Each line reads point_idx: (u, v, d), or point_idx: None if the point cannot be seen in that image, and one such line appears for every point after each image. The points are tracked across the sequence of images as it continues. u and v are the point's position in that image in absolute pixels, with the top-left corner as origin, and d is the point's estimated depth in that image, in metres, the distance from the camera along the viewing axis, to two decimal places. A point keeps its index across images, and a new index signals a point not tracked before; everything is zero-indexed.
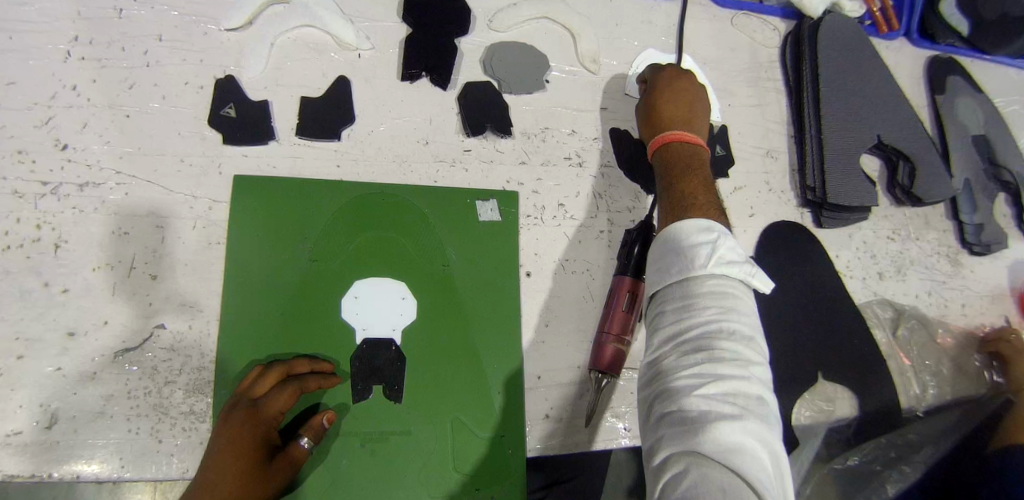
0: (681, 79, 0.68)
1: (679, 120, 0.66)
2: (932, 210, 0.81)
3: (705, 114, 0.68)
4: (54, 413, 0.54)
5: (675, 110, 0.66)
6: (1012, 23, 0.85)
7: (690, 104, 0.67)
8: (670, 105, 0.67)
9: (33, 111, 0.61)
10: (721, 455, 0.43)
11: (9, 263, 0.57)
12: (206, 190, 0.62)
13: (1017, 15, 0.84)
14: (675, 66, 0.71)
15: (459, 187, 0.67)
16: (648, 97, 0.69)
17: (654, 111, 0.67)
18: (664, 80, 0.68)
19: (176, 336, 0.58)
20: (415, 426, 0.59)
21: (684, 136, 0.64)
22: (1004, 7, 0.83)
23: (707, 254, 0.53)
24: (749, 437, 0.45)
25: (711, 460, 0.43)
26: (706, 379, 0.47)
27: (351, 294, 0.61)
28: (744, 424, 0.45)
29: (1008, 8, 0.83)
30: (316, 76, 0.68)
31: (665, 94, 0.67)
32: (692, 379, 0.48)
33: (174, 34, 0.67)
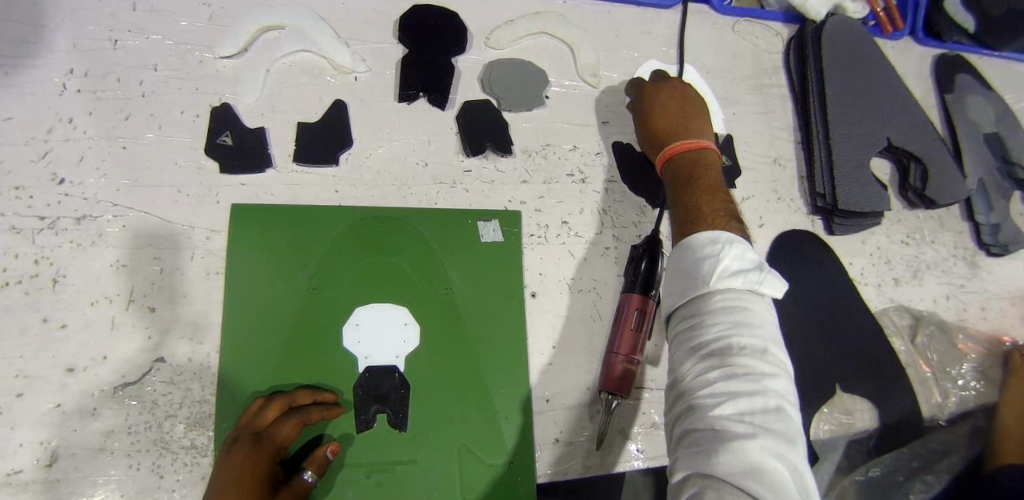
0: (669, 88, 0.68)
1: (675, 127, 0.65)
2: (946, 212, 0.79)
3: (706, 120, 0.66)
4: (55, 451, 0.53)
5: (670, 118, 0.65)
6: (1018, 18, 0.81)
7: (684, 109, 0.66)
8: (663, 115, 0.66)
9: (29, 146, 0.61)
10: (737, 476, 0.41)
11: (8, 299, 0.57)
12: (204, 220, 0.61)
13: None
14: (660, 78, 0.70)
15: (460, 208, 0.66)
16: (639, 111, 0.68)
17: (649, 125, 0.66)
18: (650, 91, 0.68)
19: (177, 369, 0.57)
20: (422, 455, 0.57)
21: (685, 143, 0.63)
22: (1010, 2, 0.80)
23: (713, 266, 0.51)
24: (767, 456, 0.42)
25: (727, 481, 0.41)
26: (721, 397, 0.46)
27: (352, 321, 0.60)
28: (762, 442, 0.43)
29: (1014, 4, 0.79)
30: (313, 101, 0.68)
31: (653, 105, 0.67)
32: (707, 398, 0.46)
33: (170, 64, 0.66)
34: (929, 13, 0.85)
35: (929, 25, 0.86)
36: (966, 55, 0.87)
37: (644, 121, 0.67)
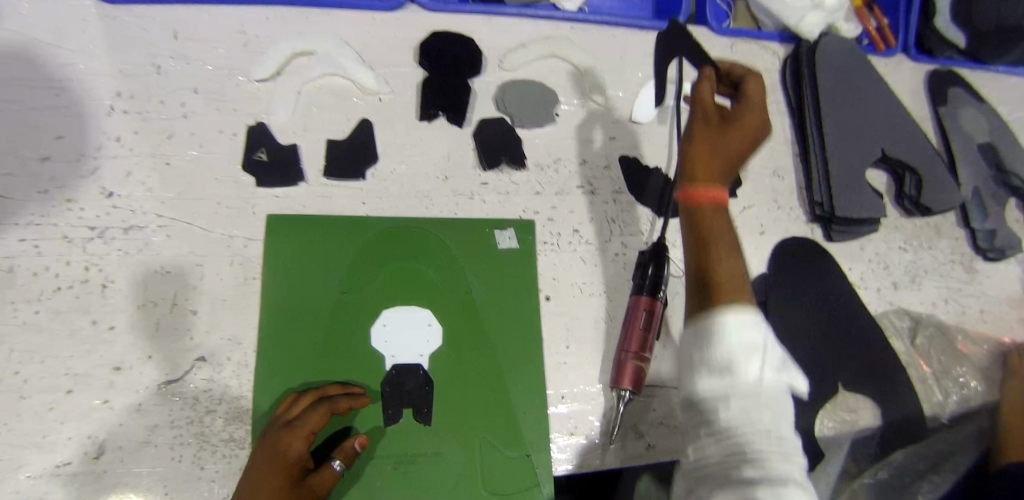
0: (759, 122, 0.60)
1: (727, 167, 0.59)
2: (942, 219, 0.82)
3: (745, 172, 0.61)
4: (102, 444, 0.57)
5: (733, 154, 0.59)
6: (1007, 32, 0.87)
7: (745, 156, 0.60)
8: (730, 146, 0.59)
9: (80, 163, 0.67)
10: None
11: (60, 303, 0.61)
12: (241, 229, 0.66)
13: (1012, 23, 0.86)
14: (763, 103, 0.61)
15: (479, 218, 0.71)
16: (718, 126, 0.60)
17: (712, 145, 0.58)
18: (746, 115, 0.60)
19: (216, 367, 0.60)
20: (446, 447, 0.61)
21: (718, 190, 0.57)
22: (999, 16, 0.86)
23: (749, 353, 0.48)
24: None
25: None
26: (758, 480, 0.44)
27: (379, 323, 0.64)
28: None
29: (1003, 18, 0.86)
30: (340, 120, 0.73)
31: (735, 130, 0.59)
32: (741, 485, 0.45)
33: (209, 88, 0.72)
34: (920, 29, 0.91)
35: (922, 42, 0.91)
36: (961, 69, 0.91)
37: (711, 137, 0.59)
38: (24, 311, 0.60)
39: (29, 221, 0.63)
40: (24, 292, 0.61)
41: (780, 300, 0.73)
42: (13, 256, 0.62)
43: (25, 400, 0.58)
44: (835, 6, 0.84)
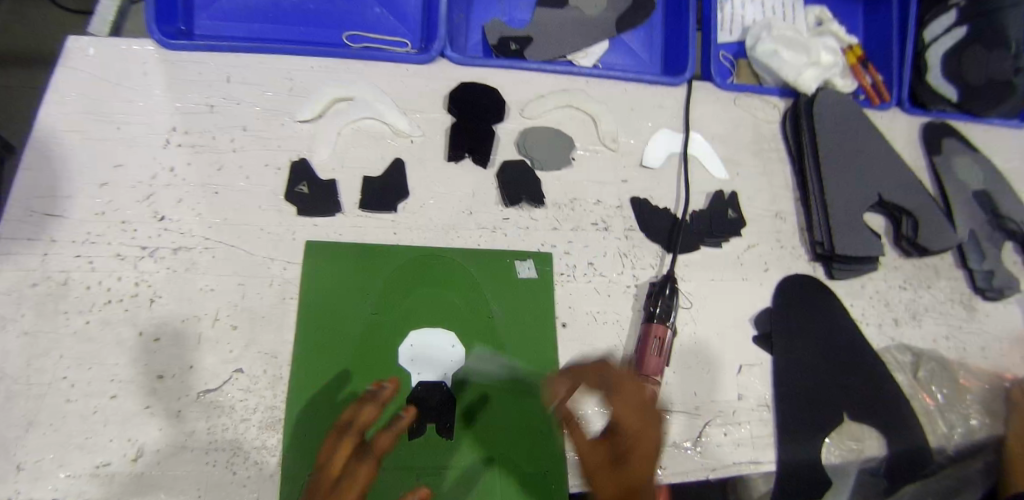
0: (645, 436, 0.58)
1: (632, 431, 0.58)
2: (941, 260, 0.86)
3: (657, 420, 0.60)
4: (141, 447, 0.61)
5: (643, 454, 0.57)
6: (997, 88, 0.96)
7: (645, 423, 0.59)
8: (621, 433, 0.59)
9: (137, 189, 0.73)
10: None
11: (110, 314, 0.66)
12: (282, 253, 0.72)
13: (1000, 79, 0.95)
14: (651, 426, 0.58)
15: (500, 249, 0.76)
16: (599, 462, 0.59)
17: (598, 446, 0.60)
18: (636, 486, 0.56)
19: (253, 378, 0.64)
20: (466, 461, 0.64)
21: None
22: (988, 73, 0.95)
23: None
24: None
25: None
26: None
27: (407, 342, 0.68)
28: None
29: (992, 74, 0.95)
30: (375, 159, 0.80)
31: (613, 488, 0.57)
32: None
33: (257, 126, 0.79)
34: (915, 85, 0.98)
35: (916, 96, 0.99)
36: (955, 121, 0.98)
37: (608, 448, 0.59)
38: (76, 320, 0.65)
39: (87, 239, 0.69)
40: (78, 303, 0.66)
41: (784, 332, 0.76)
42: (71, 271, 0.67)
43: (71, 403, 0.62)
44: (830, 63, 0.93)
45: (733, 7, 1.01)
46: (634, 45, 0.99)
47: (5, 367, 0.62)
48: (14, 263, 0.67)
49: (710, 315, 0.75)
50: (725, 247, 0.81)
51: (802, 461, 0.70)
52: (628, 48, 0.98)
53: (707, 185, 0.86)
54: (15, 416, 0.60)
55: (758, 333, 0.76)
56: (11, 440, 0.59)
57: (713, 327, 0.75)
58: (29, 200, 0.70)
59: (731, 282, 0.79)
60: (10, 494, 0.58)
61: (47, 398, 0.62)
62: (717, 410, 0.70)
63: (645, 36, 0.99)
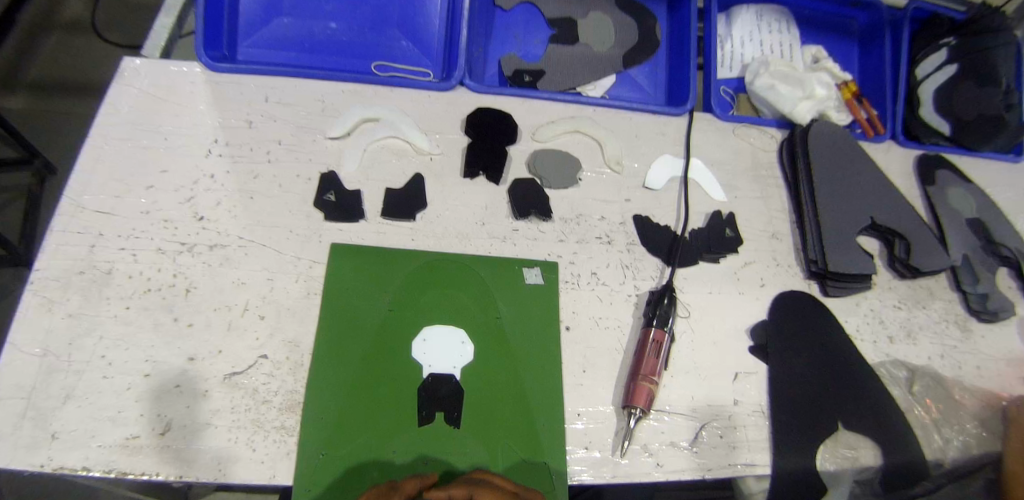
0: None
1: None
2: (935, 282, 0.90)
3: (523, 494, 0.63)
4: (168, 422, 0.66)
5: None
6: (990, 124, 1.02)
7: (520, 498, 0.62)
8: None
9: (179, 192, 0.80)
10: None
11: (148, 301, 0.72)
12: (309, 254, 0.78)
13: (991, 114, 1.02)
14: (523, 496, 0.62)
15: (510, 257, 0.81)
16: None
17: None
18: None
19: (276, 364, 0.70)
20: (471, 448, 0.68)
21: None
22: (979, 108, 1.02)
23: None
24: None
25: None
26: None
27: (420, 337, 0.73)
28: None
29: (983, 109, 1.02)
30: (397, 173, 0.86)
31: None
32: None
33: (291, 141, 0.87)
34: (908, 118, 1.05)
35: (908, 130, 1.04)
36: (950, 154, 1.04)
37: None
38: (117, 306, 0.71)
39: (132, 234, 0.76)
40: (119, 291, 0.72)
41: (779, 344, 0.79)
42: (114, 261, 0.74)
43: (107, 380, 0.67)
44: (825, 96, 1.00)
45: (733, 46, 1.09)
46: (639, 79, 1.06)
47: (49, 345, 0.67)
48: (64, 252, 0.73)
49: (708, 325, 0.80)
50: (722, 263, 0.86)
51: (797, 467, 0.72)
52: (634, 82, 1.05)
53: (706, 206, 0.91)
54: (55, 389, 0.65)
55: (754, 344, 0.79)
56: (49, 411, 0.64)
57: (710, 337, 0.79)
58: (81, 197, 0.77)
59: (729, 296, 0.83)
60: (44, 460, 0.62)
61: (85, 374, 0.67)
62: (713, 413, 0.74)
63: (650, 71, 1.07)
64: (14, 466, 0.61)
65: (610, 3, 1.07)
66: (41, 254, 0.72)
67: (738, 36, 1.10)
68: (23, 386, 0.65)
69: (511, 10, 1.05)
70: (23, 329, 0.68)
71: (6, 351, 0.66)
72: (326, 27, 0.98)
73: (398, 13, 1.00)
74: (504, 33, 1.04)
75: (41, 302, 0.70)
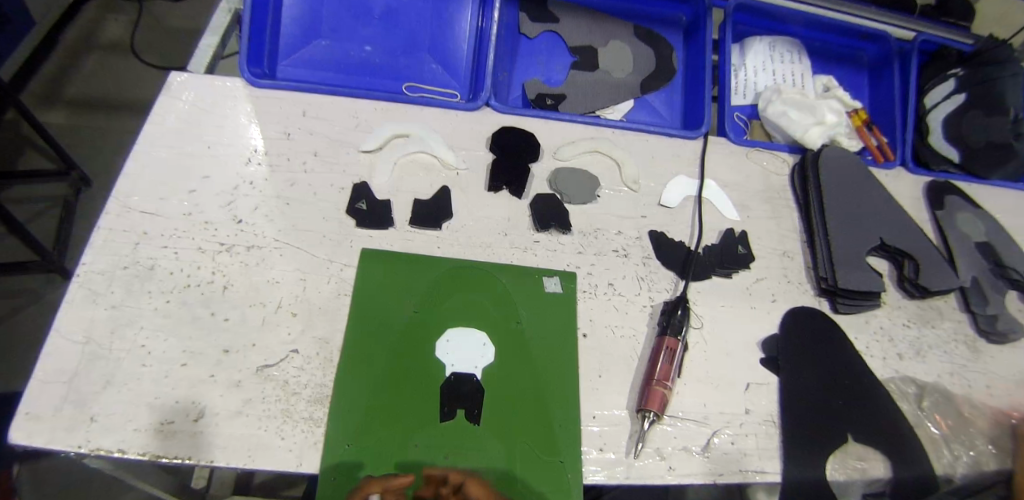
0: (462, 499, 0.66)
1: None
2: (944, 303, 0.92)
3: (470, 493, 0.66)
4: (202, 409, 0.69)
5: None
6: (997, 151, 1.06)
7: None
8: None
9: (220, 196, 0.85)
10: None
11: (188, 296, 0.76)
12: (341, 258, 0.82)
13: (999, 142, 1.06)
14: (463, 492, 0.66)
15: (530, 266, 0.85)
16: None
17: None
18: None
19: (307, 358, 0.74)
20: (490, 444, 0.71)
21: None
22: (987, 136, 1.06)
23: None
24: None
25: None
26: None
27: (444, 338, 0.77)
28: None
29: (991, 137, 1.06)
30: (425, 186, 0.91)
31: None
32: None
33: (326, 153, 0.92)
34: (918, 146, 1.09)
35: (919, 156, 1.09)
36: (959, 182, 1.06)
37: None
38: (158, 299, 0.75)
39: (175, 234, 0.81)
40: (160, 285, 0.76)
41: (790, 358, 0.82)
42: (157, 258, 0.78)
43: (146, 368, 0.71)
44: (834, 123, 1.04)
45: (747, 75, 1.14)
46: (656, 104, 1.10)
47: (92, 334, 0.72)
48: (110, 249, 0.78)
49: (720, 337, 0.82)
50: (735, 278, 0.89)
51: (806, 476, 0.74)
52: (651, 107, 1.10)
53: (719, 224, 0.94)
54: (95, 375, 0.69)
55: (766, 356, 0.82)
56: (90, 395, 0.68)
57: (722, 348, 0.82)
58: (129, 199, 0.82)
59: (742, 310, 0.85)
60: (83, 441, 0.66)
61: (125, 362, 0.71)
62: (725, 420, 0.76)
63: (666, 97, 1.11)
64: (55, 445, 0.65)
65: (629, 33, 1.13)
66: (89, 249, 0.77)
67: (752, 65, 1.14)
68: (66, 371, 0.69)
69: (535, 38, 1.10)
70: (69, 318, 0.72)
71: (51, 338, 0.70)
72: (361, 51, 1.04)
73: (429, 39, 1.07)
74: (528, 59, 1.09)
75: (86, 293, 0.74)
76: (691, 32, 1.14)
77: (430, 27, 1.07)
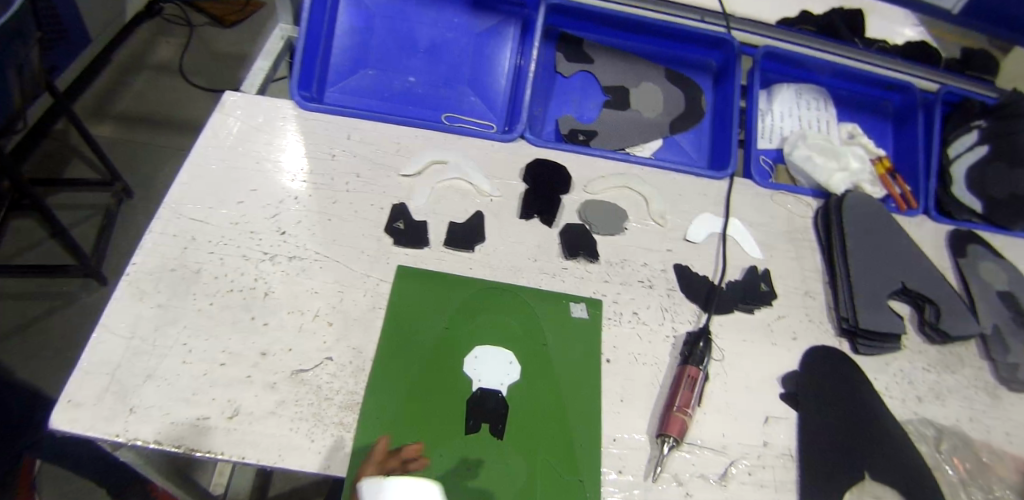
0: None
1: None
2: (964, 349, 0.94)
3: None
4: (237, 408, 0.73)
5: None
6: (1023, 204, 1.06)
7: None
8: None
9: (266, 209, 0.91)
10: None
11: (231, 300, 0.81)
12: (378, 273, 0.87)
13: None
14: None
15: (557, 291, 0.88)
16: None
17: None
18: None
19: (341, 365, 0.78)
20: (512, 459, 0.73)
21: None
22: (1010, 188, 1.06)
23: None
24: None
25: None
26: None
27: (473, 354, 0.80)
28: None
29: (1014, 189, 1.06)
30: (460, 210, 0.96)
31: None
32: None
33: (368, 174, 0.97)
34: (942, 195, 1.12)
35: (942, 205, 1.11)
36: (982, 231, 1.08)
37: None
38: (202, 301, 0.80)
39: (222, 241, 0.86)
40: (205, 288, 0.81)
41: (809, 394, 0.84)
42: (203, 263, 0.84)
43: (186, 365, 0.75)
44: (858, 170, 1.08)
45: (773, 120, 1.17)
46: (684, 145, 1.14)
47: (137, 330, 0.76)
48: (160, 252, 0.83)
49: (741, 370, 0.85)
50: (756, 314, 0.91)
51: None
52: (679, 145, 1.14)
53: (742, 261, 0.97)
54: (138, 369, 0.74)
55: (785, 391, 0.84)
56: (131, 387, 0.72)
57: (742, 381, 0.84)
58: (180, 207, 0.88)
59: (763, 345, 0.87)
60: (120, 430, 0.69)
61: (167, 358, 0.75)
62: (742, 451, 0.78)
63: (694, 138, 1.15)
64: (93, 433, 0.69)
65: (660, 75, 1.18)
66: (139, 251, 0.82)
67: (779, 110, 1.18)
68: (109, 363, 0.73)
69: (570, 77, 1.16)
70: (118, 314, 0.77)
71: (99, 332, 0.75)
72: (405, 81, 1.11)
73: (469, 73, 1.13)
74: (562, 96, 1.15)
75: (135, 291, 0.79)
76: (720, 78, 1.19)
77: (472, 62, 1.14)
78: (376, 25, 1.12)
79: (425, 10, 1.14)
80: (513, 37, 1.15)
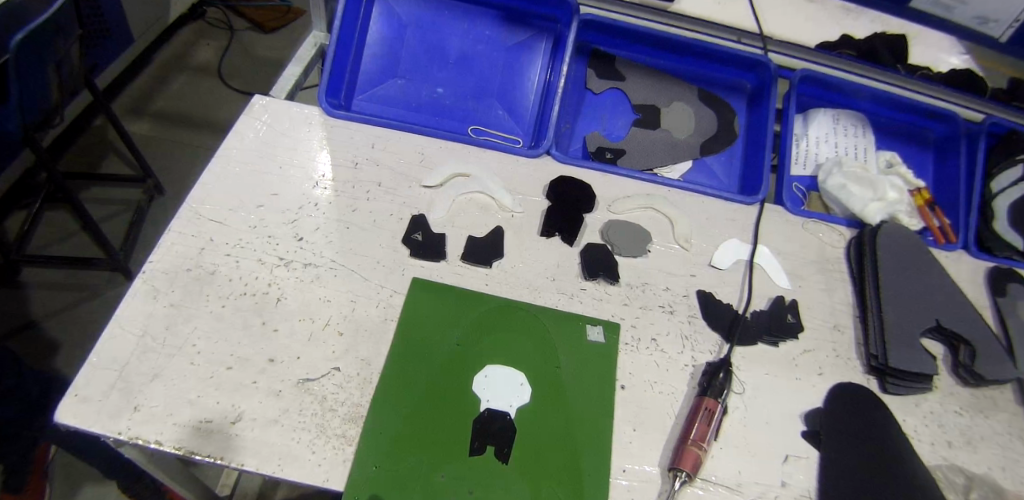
0: None
1: None
2: (1000, 394, 0.89)
3: None
4: (240, 414, 0.72)
5: None
6: None
7: None
8: None
9: (285, 214, 0.91)
10: None
11: (243, 304, 0.81)
12: (392, 284, 0.86)
13: None
14: None
15: (575, 312, 0.86)
16: None
17: None
18: None
19: (348, 376, 0.77)
20: (515, 486, 0.71)
21: None
22: None
23: None
24: None
25: None
26: None
27: (483, 373, 0.78)
28: None
29: None
30: (480, 224, 0.94)
31: None
32: None
33: (390, 184, 0.97)
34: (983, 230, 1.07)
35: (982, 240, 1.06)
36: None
37: None
38: (214, 303, 0.80)
39: (239, 244, 0.86)
40: (218, 290, 0.81)
41: (834, 435, 0.80)
42: (219, 265, 0.84)
43: (193, 366, 0.75)
44: (895, 199, 1.02)
45: (808, 145, 1.14)
46: (714, 168, 1.11)
47: (148, 327, 0.77)
48: (177, 252, 0.84)
49: (761, 404, 0.81)
50: (781, 347, 0.87)
51: None
52: (709, 168, 1.11)
53: (769, 290, 0.93)
54: (145, 367, 0.74)
55: (807, 429, 0.80)
56: (137, 385, 0.72)
57: (762, 416, 0.80)
58: (200, 207, 0.89)
59: (786, 379, 0.84)
60: (123, 428, 0.69)
61: (175, 358, 0.75)
62: (758, 491, 0.74)
63: (724, 160, 1.12)
64: (98, 429, 0.69)
65: (691, 96, 1.16)
66: (157, 249, 0.83)
67: (814, 135, 1.15)
68: (118, 360, 0.74)
69: (599, 94, 1.15)
70: (131, 311, 0.77)
71: (111, 328, 0.75)
72: (433, 92, 1.11)
73: (498, 86, 1.12)
74: (591, 114, 1.13)
75: (149, 289, 0.80)
76: (755, 100, 1.16)
77: (501, 75, 1.13)
78: (408, 35, 1.12)
79: (457, 22, 1.14)
80: (544, 52, 1.14)
